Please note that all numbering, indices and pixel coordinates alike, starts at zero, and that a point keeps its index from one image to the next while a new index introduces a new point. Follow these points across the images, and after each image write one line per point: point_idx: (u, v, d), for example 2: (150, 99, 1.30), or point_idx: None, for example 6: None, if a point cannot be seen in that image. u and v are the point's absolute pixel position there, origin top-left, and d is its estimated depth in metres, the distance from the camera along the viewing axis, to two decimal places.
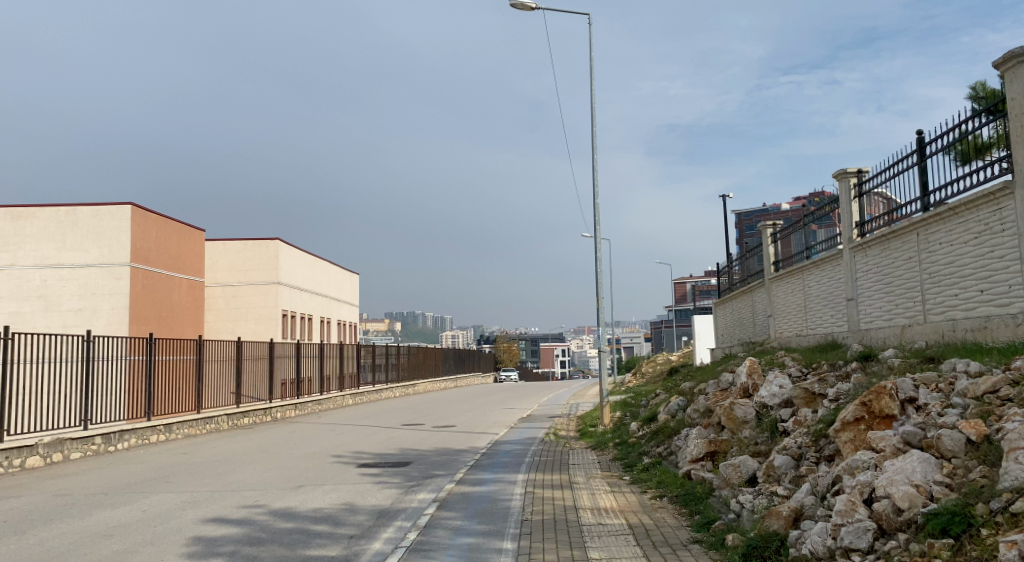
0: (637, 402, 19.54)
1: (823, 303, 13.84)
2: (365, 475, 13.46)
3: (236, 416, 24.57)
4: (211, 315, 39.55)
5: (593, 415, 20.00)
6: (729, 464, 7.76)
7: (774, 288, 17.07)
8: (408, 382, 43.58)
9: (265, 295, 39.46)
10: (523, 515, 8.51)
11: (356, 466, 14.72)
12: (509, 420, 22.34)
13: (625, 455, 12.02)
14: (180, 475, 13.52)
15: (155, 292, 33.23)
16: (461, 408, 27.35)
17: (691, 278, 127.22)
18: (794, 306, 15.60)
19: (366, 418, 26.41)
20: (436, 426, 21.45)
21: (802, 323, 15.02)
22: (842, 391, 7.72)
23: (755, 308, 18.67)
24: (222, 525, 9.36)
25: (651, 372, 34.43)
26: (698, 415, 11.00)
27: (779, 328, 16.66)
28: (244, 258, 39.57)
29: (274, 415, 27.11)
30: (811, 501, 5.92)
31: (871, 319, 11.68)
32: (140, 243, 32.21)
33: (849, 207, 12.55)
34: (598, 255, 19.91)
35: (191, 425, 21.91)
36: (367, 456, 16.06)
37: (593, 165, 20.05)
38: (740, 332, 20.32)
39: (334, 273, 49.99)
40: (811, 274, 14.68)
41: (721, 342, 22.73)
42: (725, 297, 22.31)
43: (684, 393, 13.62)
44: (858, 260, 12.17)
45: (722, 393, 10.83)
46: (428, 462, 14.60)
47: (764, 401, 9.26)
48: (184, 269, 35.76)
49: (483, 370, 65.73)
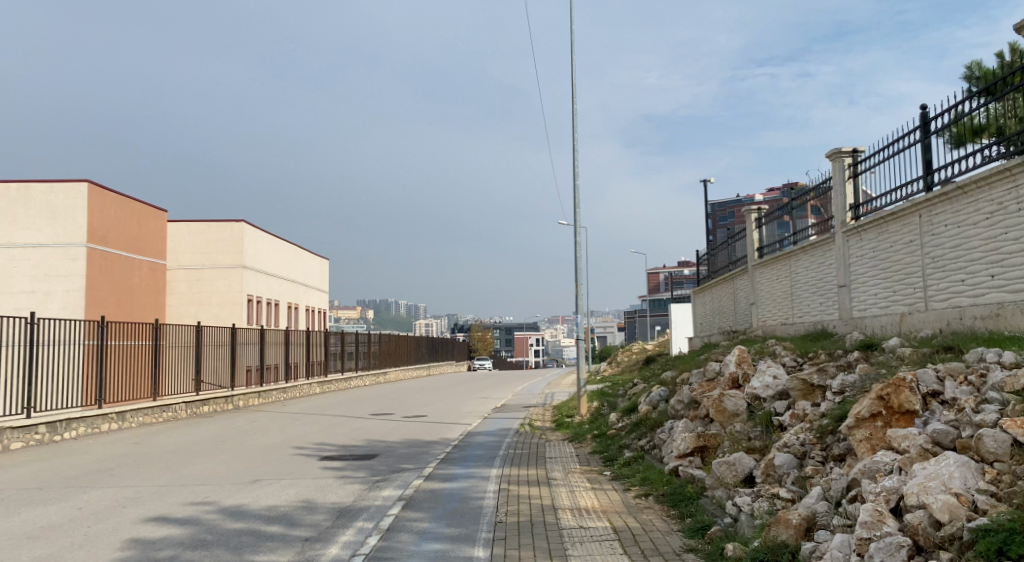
0: (613, 393, 18.89)
1: (811, 290, 13.22)
2: (327, 469, 12.65)
3: (195, 404, 23.67)
4: (174, 299, 38.40)
5: (568, 405, 19.36)
6: (722, 461, 7.05)
7: (758, 274, 16.44)
8: (379, 370, 42.69)
9: (230, 279, 38.34)
10: (496, 517, 7.74)
11: (318, 459, 13.91)
12: (480, 410, 21.63)
13: (605, 448, 11.29)
14: (125, 469, 12.68)
15: (113, 274, 32.08)
16: (431, 398, 26.56)
17: (665, 268, 127.02)
18: (779, 292, 14.99)
19: (333, 406, 25.59)
20: (405, 416, 20.67)
21: (788, 311, 14.40)
22: (847, 383, 7.05)
23: (737, 295, 18.03)
24: (163, 525, 8.51)
25: (626, 361, 33.89)
26: (682, 407, 10.31)
27: (762, 316, 16.04)
28: (208, 241, 38.41)
29: (236, 403, 26.21)
30: (824, 509, 5.24)
31: (865, 307, 11.09)
32: (98, 222, 31.06)
33: (842, 188, 11.93)
34: (575, 239, 19.16)
35: (146, 413, 21.00)
36: (330, 448, 15.29)
37: (573, 147, 19.31)
38: (719, 320, 19.74)
39: (302, 258, 48.86)
40: (798, 260, 14.05)
41: (699, 330, 22.08)
42: (704, 284, 21.71)
43: (666, 383, 12.91)
44: (852, 245, 11.54)
45: (710, 382, 10.12)
46: (395, 455, 13.81)
47: (756, 393, 8.57)
48: (145, 251, 34.58)
49: (455, 357, 64.94)
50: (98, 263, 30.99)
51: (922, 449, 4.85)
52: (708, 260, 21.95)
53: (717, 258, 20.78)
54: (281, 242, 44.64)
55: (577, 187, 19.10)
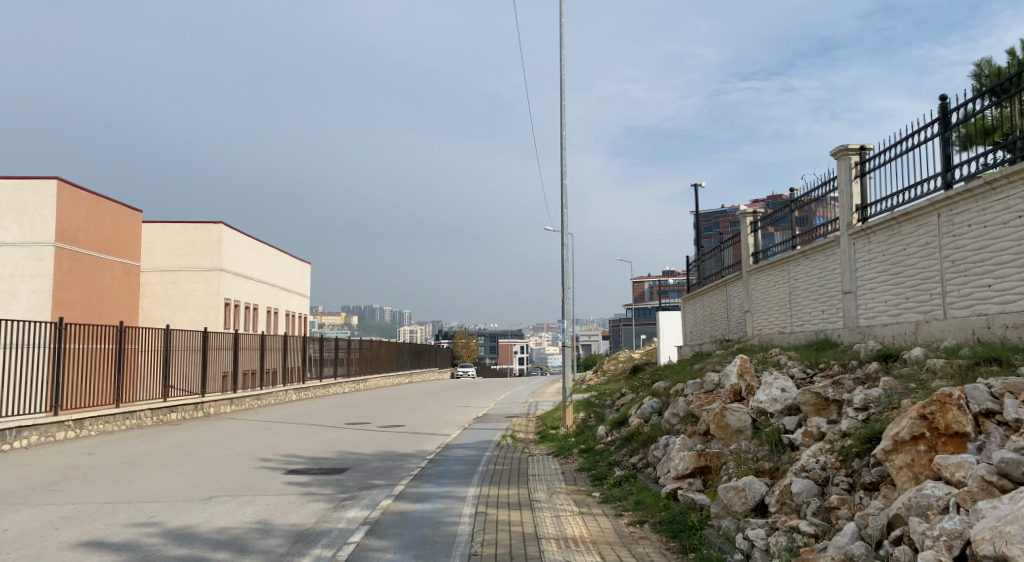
0: (601, 403, 18.04)
1: (812, 296, 12.38)
2: (291, 485, 11.71)
3: (162, 411, 22.62)
4: (148, 302, 37.24)
5: (553, 416, 18.49)
6: (731, 487, 6.22)
7: (753, 281, 15.60)
8: (359, 377, 41.56)
9: (207, 282, 37.19)
10: (471, 548, 6.80)
11: (284, 473, 12.96)
12: (461, 420, 20.71)
13: (593, 466, 10.38)
14: (71, 483, 11.71)
15: (82, 275, 30.95)
16: (411, 406, 25.57)
17: (651, 277, 126.27)
18: (775, 300, 14.14)
19: (309, 415, 24.56)
20: (381, 426, 19.71)
21: (785, 319, 13.57)
22: (870, 398, 6.21)
23: (730, 303, 17.22)
24: (95, 551, 7.56)
25: (613, 370, 32.98)
26: (680, 422, 9.47)
27: (757, 324, 15.22)
28: (184, 242, 37.25)
29: (207, 410, 25.16)
30: (862, 551, 4.39)
31: (873, 315, 10.26)
32: (68, 221, 29.95)
33: (849, 188, 11.08)
34: (562, 243, 18.28)
35: (107, 421, 19.96)
36: (298, 460, 14.35)
37: (562, 144, 18.41)
38: (711, 329, 18.91)
39: (282, 262, 47.73)
40: (797, 265, 13.20)
41: (690, 339, 21.26)
42: (695, 291, 20.88)
43: (659, 394, 12.07)
44: (860, 248, 10.70)
45: (708, 394, 9.29)
46: (367, 469, 12.88)
47: (762, 408, 7.75)
48: (118, 252, 33.46)
49: (438, 363, 63.84)
50: (67, 263, 29.84)
51: (986, 482, 4.12)
52: (699, 267, 21.11)
53: (707, 263, 19.95)
54: (261, 245, 43.55)
55: (564, 190, 18.22)
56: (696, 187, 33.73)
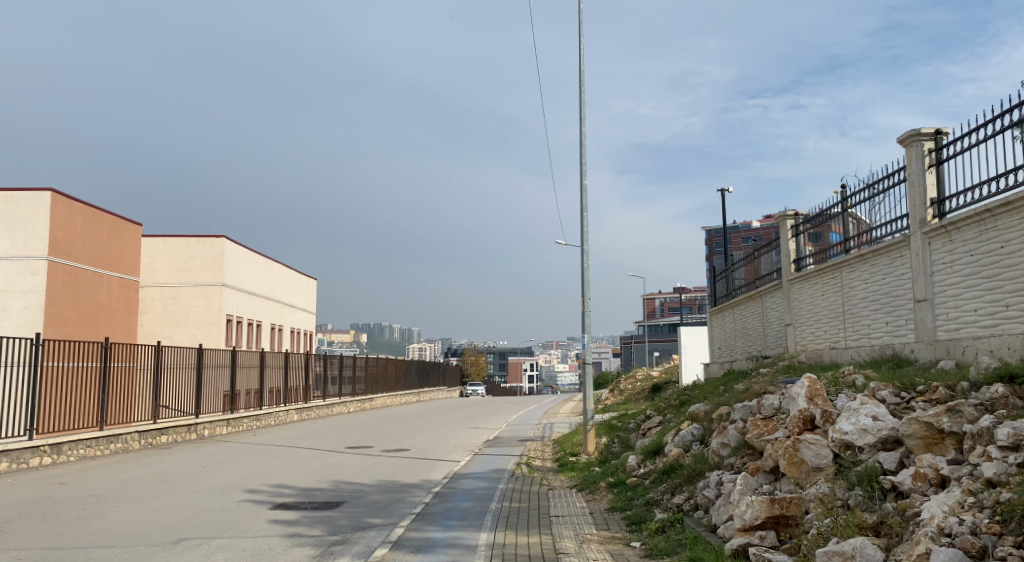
0: (625, 427, 16.46)
1: (871, 306, 10.81)
2: (276, 524, 10.19)
3: (152, 434, 21.13)
4: (147, 318, 35.87)
5: (571, 440, 16.94)
6: (833, 551, 4.77)
7: (796, 291, 13.98)
8: (365, 396, 40.03)
9: (207, 298, 35.79)
10: None
11: (270, 507, 11.43)
12: (470, 443, 19.14)
13: (627, 506, 8.81)
14: (24, 522, 10.24)
15: (78, 290, 29.63)
16: (417, 428, 24.02)
17: (661, 294, 124.41)
18: (825, 310, 12.53)
19: (308, 437, 22.98)
20: (385, 451, 18.16)
21: (837, 333, 12.00)
22: (1019, 432, 4.85)
23: (767, 316, 15.64)
24: None
25: (631, 389, 31.33)
26: (735, 457, 7.90)
27: (800, 338, 13.63)
28: (185, 256, 35.90)
29: (201, 432, 23.64)
30: None
31: (955, 326, 8.72)
32: (62, 233, 28.67)
33: (922, 179, 9.46)
34: (582, 252, 16.70)
35: (89, 445, 18.47)
36: (289, 491, 12.84)
37: (582, 142, 16.85)
38: (744, 343, 17.35)
39: (287, 277, 46.33)
40: (851, 271, 11.60)
41: (719, 356, 19.66)
42: (723, 305, 19.30)
43: (700, 419, 10.54)
44: (937, 249, 9.12)
45: (767, 422, 7.77)
46: (365, 503, 11.37)
47: (848, 440, 6.24)
48: (115, 267, 32.15)
49: (446, 382, 62.12)
50: (60, 278, 28.52)
51: None
52: (728, 277, 19.51)
53: (737, 274, 18.38)
54: (265, 259, 42.20)
55: (584, 194, 16.72)
56: (722, 191, 32.22)
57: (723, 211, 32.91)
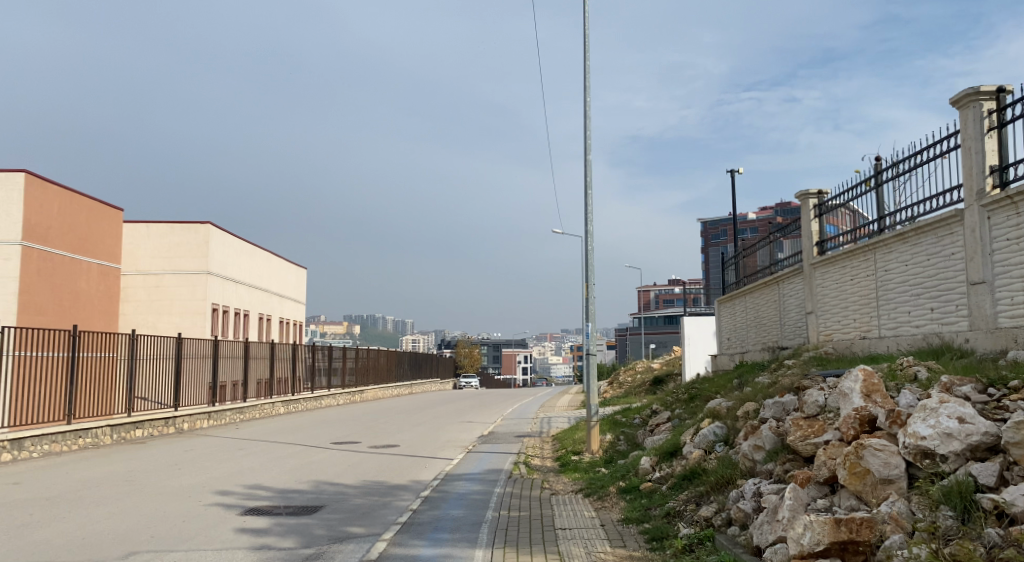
0: (630, 422, 15.34)
1: (911, 291, 9.67)
2: (243, 534, 8.99)
3: (126, 428, 19.92)
4: (129, 307, 34.57)
5: (572, 437, 15.78)
6: None
7: (819, 276, 12.81)
8: (355, 388, 38.82)
9: (191, 286, 34.46)
10: None
11: (240, 513, 10.26)
12: (463, 439, 17.96)
13: (644, 518, 7.69)
14: None
15: (54, 276, 28.31)
16: (408, 422, 22.83)
17: (656, 286, 123.22)
18: (854, 296, 11.37)
19: (293, 431, 21.76)
20: (373, 447, 16.96)
21: (869, 322, 10.87)
22: None
23: (784, 304, 14.49)
24: None
25: (631, 382, 30.12)
26: (773, 464, 6.75)
27: (824, 327, 12.46)
28: (169, 243, 34.60)
29: (180, 426, 22.41)
30: None
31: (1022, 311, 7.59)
32: (36, 217, 27.32)
33: (981, 144, 8.30)
34: (586, 233, 15.42)
35: (54, 440, 17.27)
36: (264, 493, 11.66)
37: (586, 115, 15.55)
38: (758, 334, 16.20)
39: (276, 266, 45.04)
40: (885, 252, 10.44)
41: (728, 347, 18.54)
42: (734, 294, 18.14)
43: (722, 417, 9.41)
44: (999, 225, 7.97)
45: (810, 422, 6.64)
46: (345, 509, 10.19)
47: (927, 448, 5.12)
48: (93, 253, 30.83)
49: (439, 375, 60.81)
50: (35, 264, 27.20)
51: None
52: (738, 263, 18.37)
53: (749, 259, 17.22)
54: (253, 248, 40.90)
55: (587, 173, 15.43)
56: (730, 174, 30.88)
57: (731, 196, 31.56)
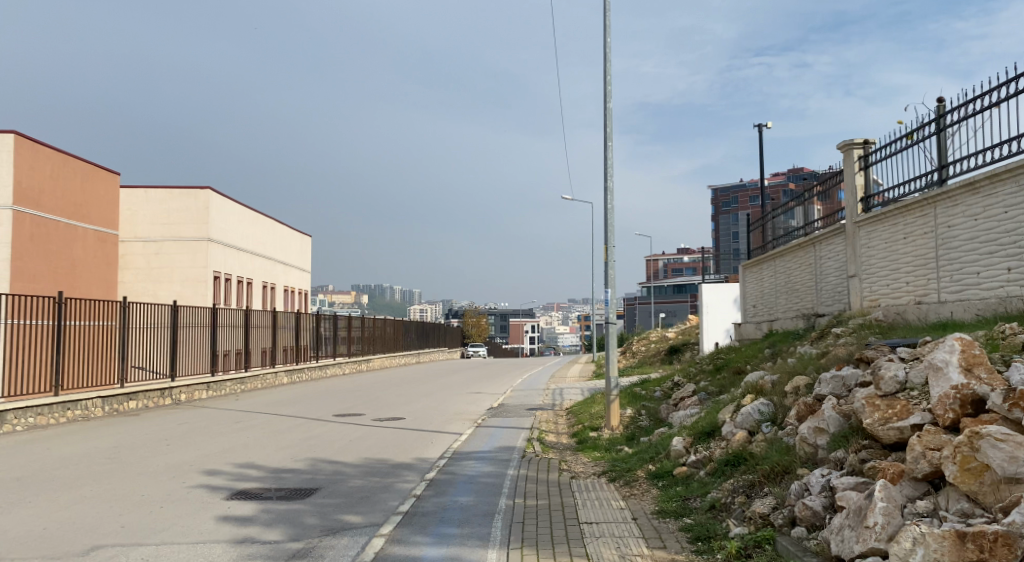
0: (651, 395, 14.25)
1: (980, 249, 8.50)
2: (225, 524, 7.93)
3: (118, 400, 18.95)
4: (128, 275, 33.60)
5: (588, 410, 14.72)
6: None
7: (863, 235, 11.61)
8: (361, 357, 37.88)
9: (192, 253, 33.39)
10: None
11: (226, 497, 9.21)
12: (471, 411, 16.91)
13: (684, 511, 6.61)
14: None
15: (48, 242, 27.24)
16: (415, 393, 21.83)
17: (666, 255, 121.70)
18: (906, 258, 10.19)
19: (295, 403, 20.77)
20: (376, 420, 15.92)
21: (924, 285, 9.71)
22: None
23: (821, 267, 13.31)
24: None
25: (646, 351, 29.01)
26: (845, 451, 5.62)
27: (870, 291, 11.30)
28: (168, 209, 33.50)
29: (176, 397, 21.44)
30: None
31: None
32: (28, 180, 26.18)
33: None
34: (606, 191, 14.17)
35: (40, 413, 16.30)
36: (254, 474, 10.60)
37: (608, 60, 14.24)
38: (789, 299, 15.04)
39: (279, 233, 43.89)
40: (946, 207, 9.25)
41: (754, 315, 17.38)
42: (762, 257, 16.93)
43: (766, 392, 8.27)
44: None
45: (891, 401, 5.49)
46: (342, 492, 9.12)
47: None
48: (89, 217, 29.75)
49: (448, 344, 59.91)
50: (27, 229, 26.11)
51: None
52: (765, 224, 17.13)
53: (779, 220, 15.97)
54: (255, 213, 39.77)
55: (608, 124, 14.13)
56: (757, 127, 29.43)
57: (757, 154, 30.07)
